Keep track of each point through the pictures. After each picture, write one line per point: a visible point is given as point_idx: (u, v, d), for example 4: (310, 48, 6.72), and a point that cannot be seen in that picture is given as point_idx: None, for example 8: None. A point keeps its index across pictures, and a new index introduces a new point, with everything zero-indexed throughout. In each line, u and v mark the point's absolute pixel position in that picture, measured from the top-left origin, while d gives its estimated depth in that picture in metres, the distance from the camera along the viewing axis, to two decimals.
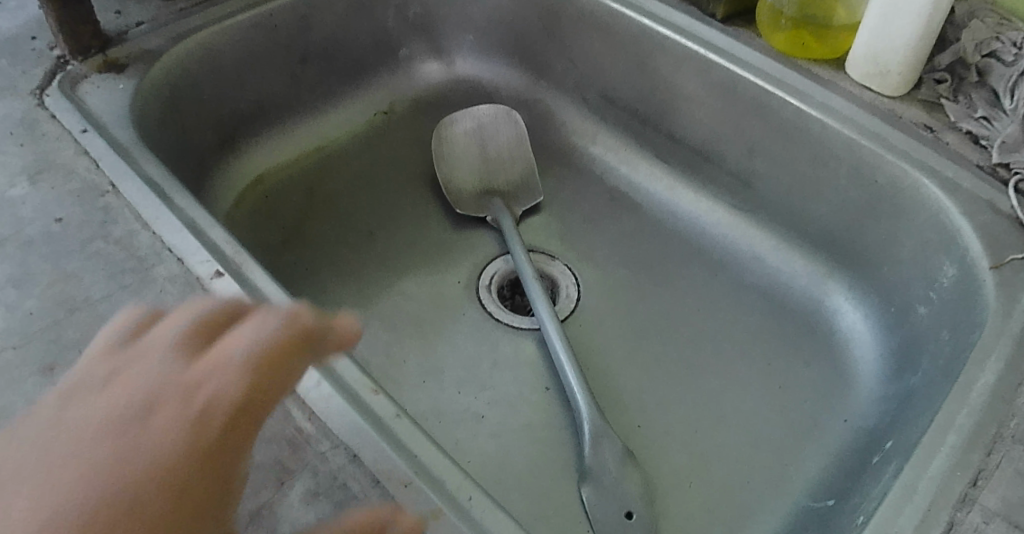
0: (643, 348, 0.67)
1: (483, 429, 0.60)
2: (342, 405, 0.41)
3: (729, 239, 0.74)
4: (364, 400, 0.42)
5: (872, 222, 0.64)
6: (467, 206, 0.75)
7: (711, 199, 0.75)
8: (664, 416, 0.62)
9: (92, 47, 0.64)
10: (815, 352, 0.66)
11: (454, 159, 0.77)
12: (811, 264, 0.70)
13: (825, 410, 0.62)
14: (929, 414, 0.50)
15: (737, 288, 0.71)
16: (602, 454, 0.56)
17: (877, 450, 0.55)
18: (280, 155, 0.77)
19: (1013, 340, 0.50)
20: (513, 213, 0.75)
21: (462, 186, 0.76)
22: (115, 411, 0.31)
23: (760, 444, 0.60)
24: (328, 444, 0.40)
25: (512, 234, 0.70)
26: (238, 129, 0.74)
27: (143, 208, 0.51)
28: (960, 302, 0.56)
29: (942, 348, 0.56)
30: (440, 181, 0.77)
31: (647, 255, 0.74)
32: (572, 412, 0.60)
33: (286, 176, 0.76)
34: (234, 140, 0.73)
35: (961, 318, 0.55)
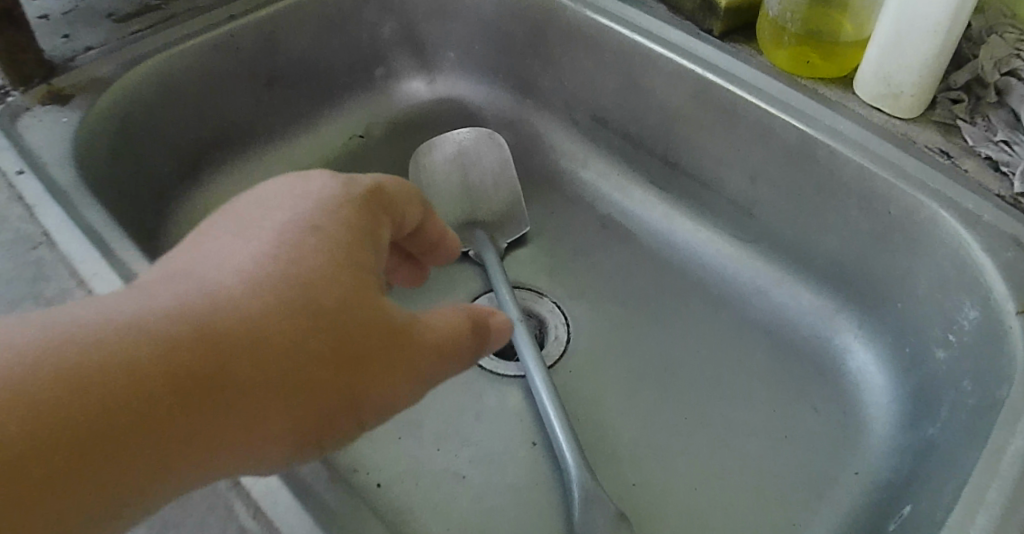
0: (639, 393, 0.62)
1: (464, 490, 0.55)
2: (291, 499, 0.37)
3: (730, 271, 0.69)
4: (317, 494, 0.38)
5: (883, 257, 0.59)
6: None
7: (710, 227, 0.70)
8: (661, 471, 0.57)
9: (34, 76, 0.59)
10: (825, 395, 0.61)
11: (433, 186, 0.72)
12: (818, 298, 0.65)
13: (837, 459, 0.57)
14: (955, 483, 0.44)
15: (739, 323, 0.66)
16: (593, 520, 0.51)
17: (893, 518, 0.49)
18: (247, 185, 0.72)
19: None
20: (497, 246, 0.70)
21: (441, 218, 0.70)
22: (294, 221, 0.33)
23: (765, 502, 0.55)
24: None
25: (494, 270, 0.66)
26: (201, 158, 0.69)
27: (79, 262, 0.46)
28: (984, 347, 0.50)
29: (965, 401, 0.50)
30: None
31: (642, 289, 0.69)
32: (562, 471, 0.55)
33: None
34: (196, 170, 0.69)
35: (986, 368, 0.50)
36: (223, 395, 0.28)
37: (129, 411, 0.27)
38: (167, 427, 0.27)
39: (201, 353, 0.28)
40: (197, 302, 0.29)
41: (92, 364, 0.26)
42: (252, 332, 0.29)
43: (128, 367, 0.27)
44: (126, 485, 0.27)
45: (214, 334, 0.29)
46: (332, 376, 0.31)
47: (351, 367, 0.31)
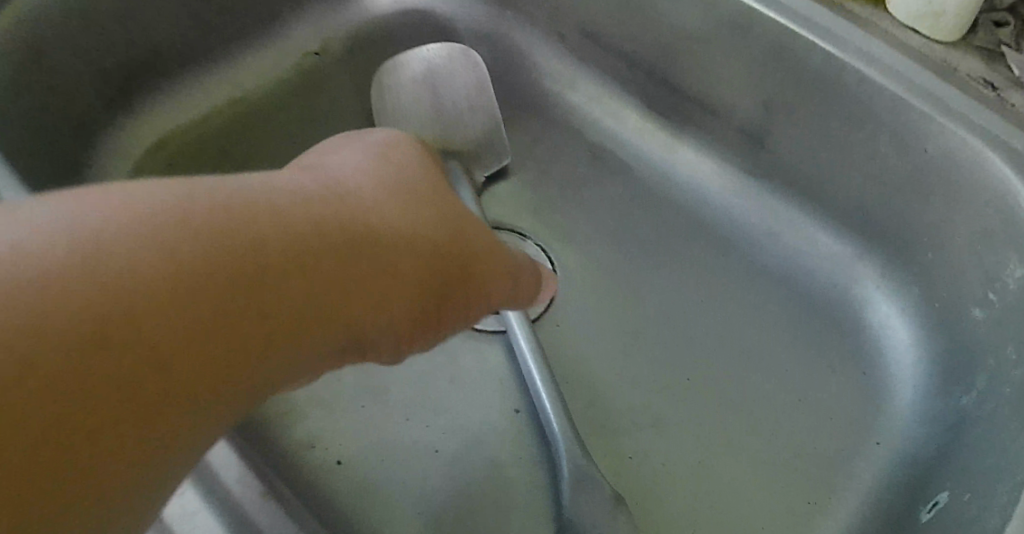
0: (634, 351, 0.55)
1: (438, 467, 0.49)
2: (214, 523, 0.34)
3: (736, 211, 0.61)
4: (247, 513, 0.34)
5: (915, 201, 0.51)
6: None
7: (714, 159, 0.61)
8: (661, 441, 0.52)
9: None
10: (841, 356, 0.55)
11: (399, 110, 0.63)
12: (837, 242, 0.58)
13: (852, 430, 0.52)
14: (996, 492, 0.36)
15: (747, 271, 0.59)
16: (584, 503, 0.46)
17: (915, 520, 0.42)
18: (191, 109, 0.64)
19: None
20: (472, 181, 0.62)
21: None
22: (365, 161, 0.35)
23: (778, 478, 0.50)
24: None
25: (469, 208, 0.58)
26: (130, 81, 0.60)
27: None
28: None
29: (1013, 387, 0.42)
30: None
31: (636, 232, 0.61)
32: (551, 446, 0.49)
33: (198, 135, 0.64)
34: (127, 95, 0.61)
35: None
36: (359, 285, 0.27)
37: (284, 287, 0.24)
38: (313, 308, 0.25)
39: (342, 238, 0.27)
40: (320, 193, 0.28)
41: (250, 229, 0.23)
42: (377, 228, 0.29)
43: (286, 238, 0.24)
44: (271, 366, 0.24)
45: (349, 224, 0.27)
46: (431, 284, 0.31)
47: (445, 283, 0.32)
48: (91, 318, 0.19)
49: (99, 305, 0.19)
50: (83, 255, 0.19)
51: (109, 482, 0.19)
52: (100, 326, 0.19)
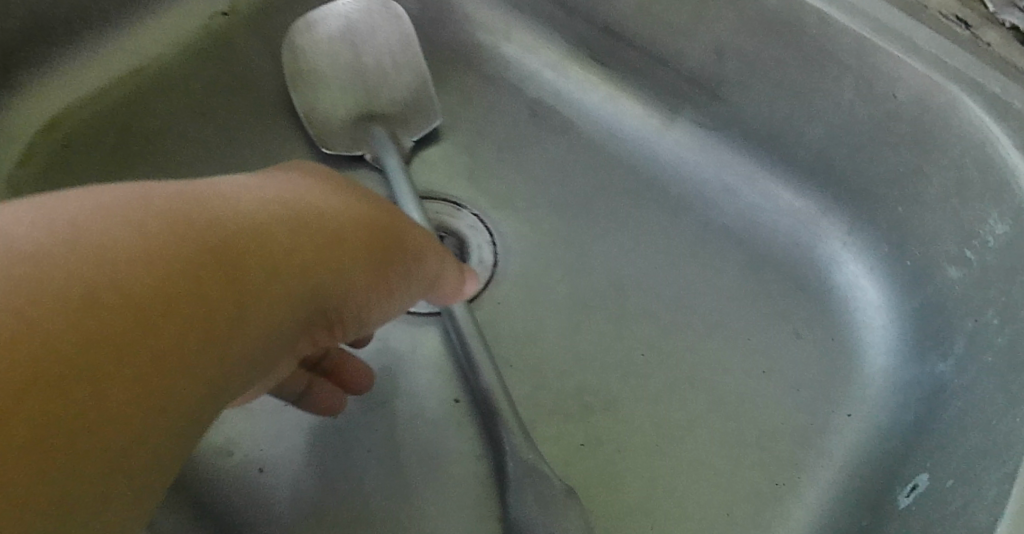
0: (584, 325, 0.51)
1: (369, 469, 0.45)
2: None
3: (689, 166, 0.56)
4: None
5: (883, 152, 0.47)
6: (339, 141, 0.56)
7: (664, 112, 0.56)
8: (615, 424, 0.47)
9: None
10: (807, 319, 0.51)
11: (315, 71, 0.57)
12: (800, 196, 0.53)
13: (821, 399, 0.48)
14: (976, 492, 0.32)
15: (706, 232, 0.54)
16: (529, 504, 0.42)
17: (890, 508, 0.39)
18: (85, 84, 0.56)
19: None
20: (401, 148, 0.56)
21: (331, 112, 0.56)
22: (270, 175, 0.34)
23: (744, 457, 0.46)
24: None
25: (397, 177, 0.53)
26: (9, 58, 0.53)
27: None
28: None
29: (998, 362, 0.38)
30: (298, 105, 0.57)
31: (583, 194, 0.56)
32: (495, 441, 0.44)
33: (94, 112, 0.57)
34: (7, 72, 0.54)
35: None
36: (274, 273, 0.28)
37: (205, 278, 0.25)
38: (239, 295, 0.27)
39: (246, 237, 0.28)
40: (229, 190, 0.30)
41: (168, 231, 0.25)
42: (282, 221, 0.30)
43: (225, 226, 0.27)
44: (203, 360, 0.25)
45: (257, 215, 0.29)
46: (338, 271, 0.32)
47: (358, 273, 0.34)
48: (85, 304, 0.22)
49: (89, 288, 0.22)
50: (82, 238, 0.23)
51: (104, 452, 0.21)
52: (86, 309, 0.22)
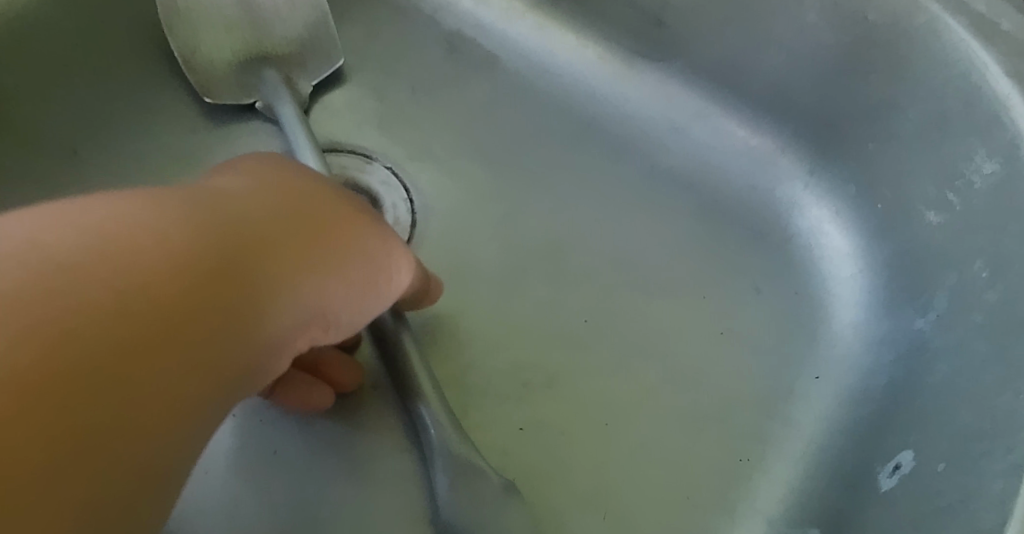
0: (518, 290, 0.45)
1: (276, 471, 0.41)
2: None
3: (632, 104, 0.49)
4: None
5: (848, 81, 0.41)
6: (227, 90, 0.48)
7: (600, 41, 0.49)
8: (559, 403, 0.42)
9: None
10: (768, 270, 0.45)
11: (196, 10, 0.47)
12: (755, 133, 0.47)
13: (787, 361, 0.43)
14: (979, 478, 0.29)
15: (653, 177, 0.48)
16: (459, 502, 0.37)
17: (873, 489, 0.34)
18: None
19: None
20: (298, 94, 0.49)
21: (216, 57, 0.48)
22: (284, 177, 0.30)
23: (704, 433, 0.41)
24: None
25: (295, 130, 0.45)
26: None
27: None
28: None
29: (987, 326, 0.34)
30: (174, 46, 0.47)
31: (512, 139, 0.49)
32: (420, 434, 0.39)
33: None
34: None
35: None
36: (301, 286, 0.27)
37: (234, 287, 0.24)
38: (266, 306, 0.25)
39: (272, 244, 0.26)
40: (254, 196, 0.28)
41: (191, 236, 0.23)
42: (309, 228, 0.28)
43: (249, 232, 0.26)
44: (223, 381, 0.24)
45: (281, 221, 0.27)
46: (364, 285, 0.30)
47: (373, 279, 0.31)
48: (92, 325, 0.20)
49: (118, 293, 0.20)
50: (109, 236, 0.21)
51: (122, 474, 0.20)
52: (114, 317, 0.20)
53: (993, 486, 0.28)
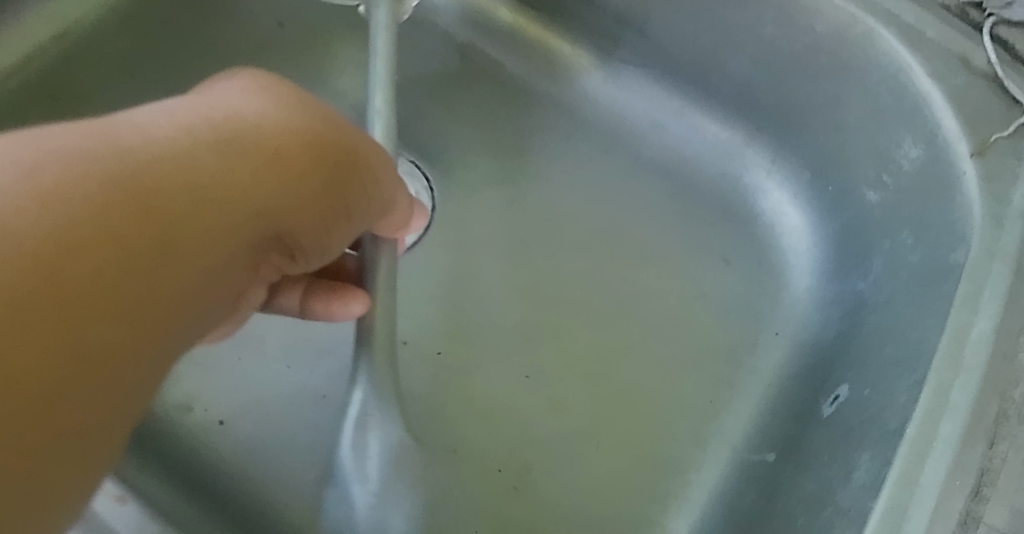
0: (523, 263, 0.52)
1: (324, 414, 0.46)
2: None
3: (619, 104, 0.57)
4: None
5: (802, 79, 0.49)
6: None
7: (592, 50, 0.56)
8: (556, 355, 0.49)
9: None
10: (735, 243, 0.53)
11: None
12: (723, 128, 0.55)
13: (751, 319, 0.50)
14: (903, 385, 0.36)
15: (637, 168, 0.56)
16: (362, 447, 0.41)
17: (818, 410, 0.43)
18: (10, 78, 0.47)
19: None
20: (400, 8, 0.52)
21: None
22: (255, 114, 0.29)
23: (678, 379, 0.49)
24: None
25: (379, 34, 0.49)
26: None
27: None
28: (944, 213, 0.42)
29: (911, 275, 0.43)
30: None
31: (515, 134, 0.57)
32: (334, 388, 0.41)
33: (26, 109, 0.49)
34: None
35: (940, 239, 0.41)
36: (258, 248, 0.29)
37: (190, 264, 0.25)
38: (222, 276, 0.27)
39: (237, 207, 0.26)
40: (229, 137, 0.27)
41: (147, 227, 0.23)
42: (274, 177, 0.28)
43: (222, 197, 0.26)
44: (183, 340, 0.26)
45: (249, 174, 0.27)
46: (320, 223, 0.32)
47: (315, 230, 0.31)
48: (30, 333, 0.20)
49: (79, 303, 0.21)
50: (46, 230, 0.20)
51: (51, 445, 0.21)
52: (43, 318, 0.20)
53: (909, 390, 0.35)
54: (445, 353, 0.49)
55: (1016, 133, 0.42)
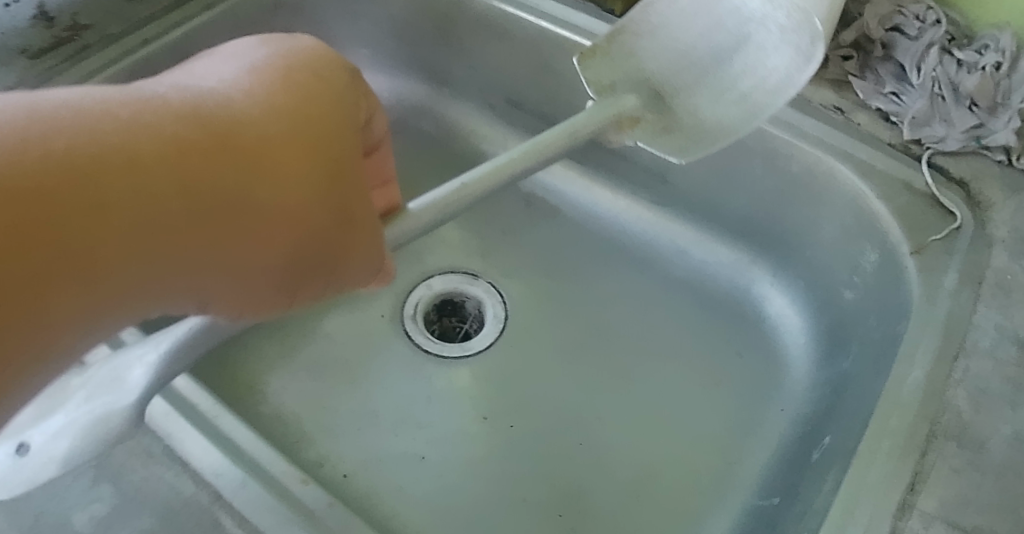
0: (579, 358, 0.66)
1: (425, 470, 0.60)
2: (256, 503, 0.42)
3: (650, 235, 0.73)
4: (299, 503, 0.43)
5: (789, 206, 0.64)
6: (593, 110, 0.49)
7: (629, 195, 0.73)
8: (607, 427, 0.63)
9: None
10: (747, 342, 0.67)
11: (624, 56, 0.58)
12: (733, 251, 0.70)
13: (762, 402, 0.63)
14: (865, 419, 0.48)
15: (667, 283, 0.71)
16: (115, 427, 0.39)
17: (813, 454, 0.54)
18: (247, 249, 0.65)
19: (950, 309, 0.49)
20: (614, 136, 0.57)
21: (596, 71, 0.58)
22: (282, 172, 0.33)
23: (703, 446, 0.61)
24: (233, 520, 0.39)
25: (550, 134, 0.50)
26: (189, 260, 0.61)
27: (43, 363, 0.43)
28: (890, 295, 0.55)
29: (873, 340, 0.56)
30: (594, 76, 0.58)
31: (569, 260, 0.73)
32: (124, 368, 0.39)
33: None
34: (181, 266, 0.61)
35: (892, 314, 0.54)
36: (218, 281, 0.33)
37: (168, 220, 0.29)
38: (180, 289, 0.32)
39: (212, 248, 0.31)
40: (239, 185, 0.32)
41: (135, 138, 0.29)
42: (258, 138, 0.33)
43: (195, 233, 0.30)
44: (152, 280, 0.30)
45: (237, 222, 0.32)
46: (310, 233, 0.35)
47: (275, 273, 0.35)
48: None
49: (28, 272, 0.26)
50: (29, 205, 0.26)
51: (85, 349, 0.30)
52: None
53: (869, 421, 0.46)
54: (515, 426, 0.62)
55: (948, 235, 0.54)
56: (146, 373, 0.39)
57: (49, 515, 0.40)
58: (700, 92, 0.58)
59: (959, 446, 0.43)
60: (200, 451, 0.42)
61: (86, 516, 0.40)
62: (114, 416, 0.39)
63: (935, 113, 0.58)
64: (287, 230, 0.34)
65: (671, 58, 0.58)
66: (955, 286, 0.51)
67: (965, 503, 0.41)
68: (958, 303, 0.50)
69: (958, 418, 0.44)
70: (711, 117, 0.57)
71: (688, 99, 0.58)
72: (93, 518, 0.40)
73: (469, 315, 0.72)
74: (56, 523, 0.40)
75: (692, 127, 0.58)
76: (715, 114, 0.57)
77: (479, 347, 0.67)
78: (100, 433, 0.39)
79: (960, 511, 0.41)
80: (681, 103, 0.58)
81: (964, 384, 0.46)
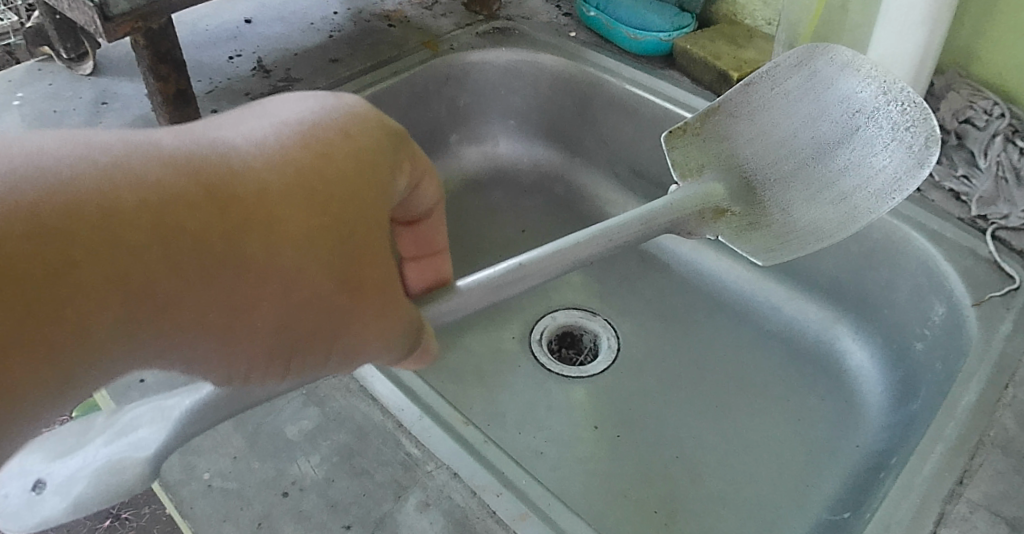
0: (678, 388, 0.77)
1: (540, 462, 0.71)
2: None
3: (748, 293, 0.84)
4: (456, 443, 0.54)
5: (869, 268, 0.74)
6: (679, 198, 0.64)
7: (731, 258, 0.85)
8: (698, 445, 0.72)
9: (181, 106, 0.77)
10: (830, 388, 0.76)
11: (709, 138, 0.71)
12: (821, 311, 0.80)
13: (839, 439, 0.71)
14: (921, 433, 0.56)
15: (759, 334, 0.81)
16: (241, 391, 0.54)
17: (882, 472, 0.63)
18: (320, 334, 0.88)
19: (1004, 349, 0.58)
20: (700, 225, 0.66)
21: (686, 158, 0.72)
22: (302, 235, 0.32)
23: (783, 469, 0.70)
24: (411, 443, 0.52)
25: (632, 222, 0.59)
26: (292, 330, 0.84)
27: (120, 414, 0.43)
28: (953, 340, 0.64)
29: (938, 378, 0.65)
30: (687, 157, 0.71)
31: (675, 308, 0.84)
32: (136, 438, 0.41)
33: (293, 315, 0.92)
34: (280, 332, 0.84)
35: (955, 355, 0.63)
36: (217, 343, 0.31)
37: (172, 275, 0.28)
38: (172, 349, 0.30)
39: (215, 307, 0.30)
40: (250, 244, 0.30)
41: (120, 185, 0.28)
42: (274, 199, 0.31)
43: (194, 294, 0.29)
44: (113, 339, 0.28)
45: (243, 284, 0.30)
46: (309, 303, 0.33)
47: (282, 339, 0.33)
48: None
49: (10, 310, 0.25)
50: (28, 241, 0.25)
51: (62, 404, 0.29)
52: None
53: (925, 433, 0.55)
54: (619, 436, 0.73)
55: (1009, 293, 0.62)
56: (162, 430, 0.41)
57: (269, 426, 0.53)
58: (796, 188, 0.67)
59: (1004, 453, 0.51)
60: (388, 392, 0.54)
61: (296, 430, 0.53)
62: (129, 466, 0.41)
63: (1000, 193, 0.68)
64: (297, 295, 0.32)
65: (761, 151, 0.69)
66: (1010, 331, 0.59)
67: (1007, 497, 0.49)
68: (1012, 345, 0.58)
69: (1004, 433, 0.52)
70: (804, 215, 0.66)
71: (784, 196, 0.67)
72: (302, 432, 0.53)
73: (585, 348, 0.83)
74: (272, 432, 0.52)
75: (782, 226, 0.66)
76: (810, 214, 0.66)
77: (593, 371, 0.79)
78: (113, 481, 0.40)
79: (1003, 503, 0.49)
80: (772, 198, 0.67)
81: (1012, 407, 0.54)
